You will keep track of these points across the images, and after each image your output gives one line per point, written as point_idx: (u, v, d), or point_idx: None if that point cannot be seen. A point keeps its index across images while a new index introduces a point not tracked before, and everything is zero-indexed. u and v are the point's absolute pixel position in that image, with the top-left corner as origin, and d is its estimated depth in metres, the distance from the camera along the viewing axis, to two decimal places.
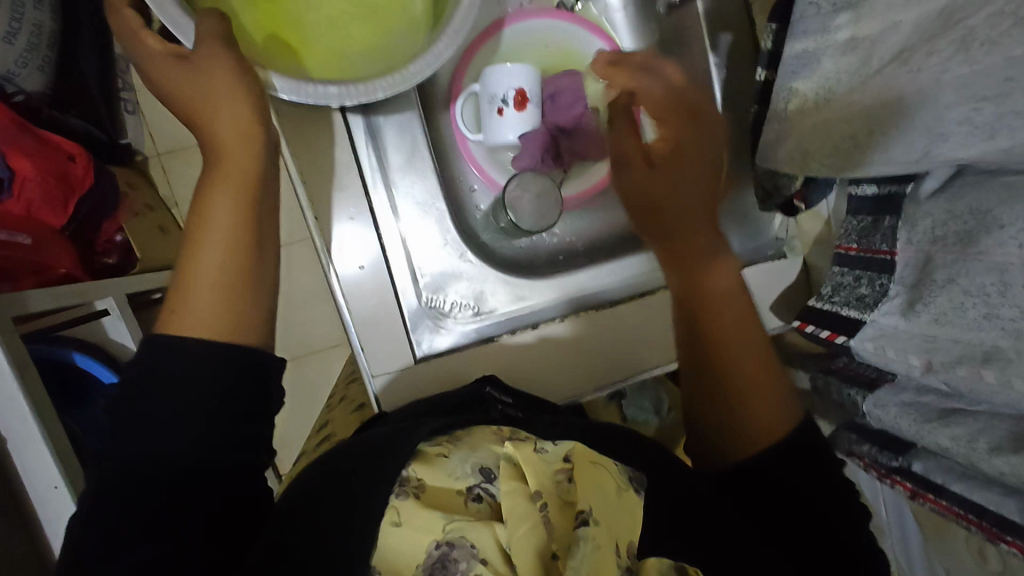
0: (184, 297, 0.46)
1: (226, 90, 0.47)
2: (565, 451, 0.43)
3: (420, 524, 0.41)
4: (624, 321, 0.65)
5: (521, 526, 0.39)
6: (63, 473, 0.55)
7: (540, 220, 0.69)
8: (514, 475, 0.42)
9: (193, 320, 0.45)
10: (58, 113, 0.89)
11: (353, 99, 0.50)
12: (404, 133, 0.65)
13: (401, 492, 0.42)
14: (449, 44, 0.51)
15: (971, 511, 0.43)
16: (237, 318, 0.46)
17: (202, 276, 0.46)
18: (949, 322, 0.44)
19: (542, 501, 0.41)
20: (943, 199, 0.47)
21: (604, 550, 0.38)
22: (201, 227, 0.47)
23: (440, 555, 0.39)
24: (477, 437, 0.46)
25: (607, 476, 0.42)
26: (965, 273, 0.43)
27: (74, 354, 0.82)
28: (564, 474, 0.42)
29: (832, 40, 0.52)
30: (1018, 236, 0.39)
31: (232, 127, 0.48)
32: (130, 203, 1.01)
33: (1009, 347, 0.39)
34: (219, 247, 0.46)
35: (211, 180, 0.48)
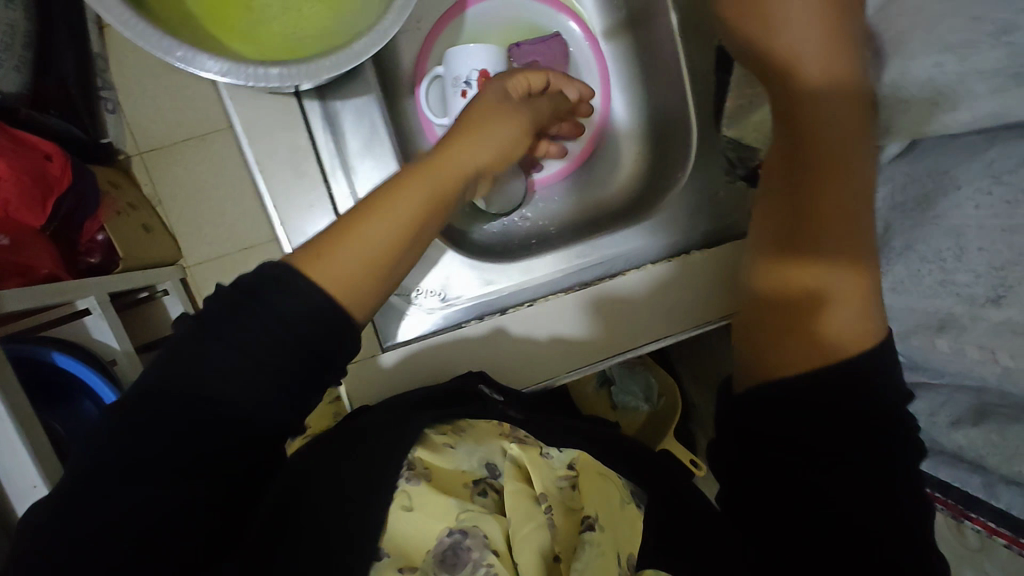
0: (337, 248, 0.42)
1: (507, 119, 0.54)
2: (570, 459, 0.51)
3: (433, 510, 0.43)
4: (593, 304, 0.63)
5: (528, 524, 0.44)
6: (43, 472, 0.52)
7: (510, 203, 0.71)
8: (519, 476, 0.48)
9: (332, 274, 0.41)
10: (36, 113, 0.87)
11: (296, 80, 0.47)
12: (362, 120, 0.62)
13: (412, 476, 0.45)
14: (394, 22, 0.48)
15: (937, 489, 0.45)
16: (364, 293, 0.43)
17: (359, 243, 0.42)
18: (904, 291, 0.46)
19: (547, 503, 0.46)
20: (906, 164, 0.48)
21: (607, 555, 0.44)
22: (392, 196, 0.44)
23: (451, 543, 0.42)
24: (481, 433, 0.51)
25: (611, 489, 0.50)
26: (920, 240, 0.44)
27: (53, 353, 0.79)
28: (567, 479, 0.49)
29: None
30: (973, 198, 0.41)
31: (486, 139, 0.52)
32: (111, 199, 0.98)
33: (963, 313, 0.42)
34: (396, 229, 0.44)
35: (427, 166, 0.47)
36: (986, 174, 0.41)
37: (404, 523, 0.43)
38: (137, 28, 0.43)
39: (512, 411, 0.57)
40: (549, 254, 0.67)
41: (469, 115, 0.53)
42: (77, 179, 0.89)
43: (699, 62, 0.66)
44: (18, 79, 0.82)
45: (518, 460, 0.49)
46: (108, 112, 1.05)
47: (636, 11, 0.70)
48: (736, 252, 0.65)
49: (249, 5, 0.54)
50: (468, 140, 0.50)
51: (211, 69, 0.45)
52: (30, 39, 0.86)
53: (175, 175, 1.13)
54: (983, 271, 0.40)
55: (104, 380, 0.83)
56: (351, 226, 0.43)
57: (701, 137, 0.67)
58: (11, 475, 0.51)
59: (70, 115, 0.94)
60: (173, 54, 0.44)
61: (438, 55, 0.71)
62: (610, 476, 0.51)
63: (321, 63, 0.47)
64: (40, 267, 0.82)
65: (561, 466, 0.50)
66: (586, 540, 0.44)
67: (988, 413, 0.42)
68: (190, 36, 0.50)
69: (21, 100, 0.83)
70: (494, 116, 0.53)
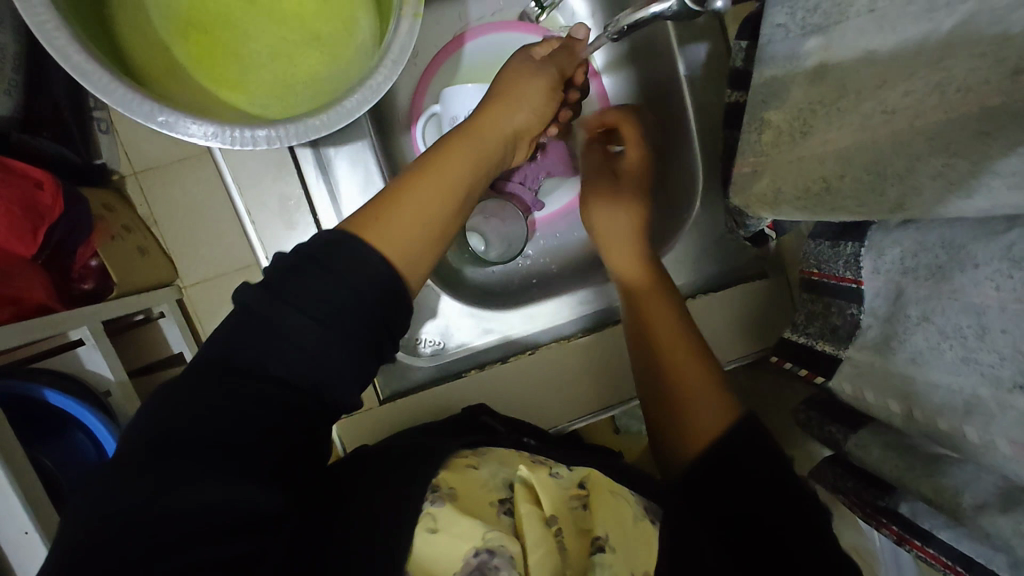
0: (393, 214, 0.41)
1: (541, 83, 0.54)
2: (580, 478, 0.46)
3: (457, 532, 0.39)
4: (593, 352, 0.64)
5: (542, 548, 0.39)
6: (36, 517, 0.50)
7: (509, 247, 0.70)
8: (532, 497, 0.43)
9: (395, 240, 0.40)
10: (28, 136, 0.75)
11: (284, 142, 0.45)
12: (357, 166, 0.61)
13: (436, 498, 0.41)
14: (387, 76, 0.46)
15: (960, 563, 0.41)
16: (421, 259, 0.42)
17: (415, 208, 0.42)
18: (925, 364, 0.40)
19: (559, 526, 0.41)
20: (913, 228, 0.42)
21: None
22: (435, 165, 0.45)
23: (478, 564, 0.37)
24: (504, 455, 0.49)
25: (623, 507, 0.44)
26: (938, 311, 0.39)
27: (46, 391, 0.68)
28: (579, 501, 0.44)
29: (799, 68, 0.37)
30: (992, 278, 0.35)
31: (522, 109, 0.52)
32: (104, 224, 0.83)
33: (989, 398, 0.35)
34: (446, 195, 0.44)
35: (464, 139, 0.48)
36: (1003, 255, 0.34)
37: (424, 548, 0.39)
38: (118, 94, 0.42)
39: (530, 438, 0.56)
40: (549, 300, 0.67)
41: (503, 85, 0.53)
42: (76, 206, 0.76)
43: (706, 101, 0.64)
44: (10, 102, 0.71)
45: (529, 481, 0.44)
46: (100, 134, 0.89)
47: (640, 45, 0.68)
48: (739, 295, 0.64)
49: (235, 48, 0.50)
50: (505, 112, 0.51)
51: (195, 134, 0.44)
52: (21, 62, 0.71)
53: (170, 197, 0.95)
54: (1007, 353, 0.34)
55: (104, 419, 0.72)
56: (405, 194, 0.43)
57: (706, 176, 0.65)
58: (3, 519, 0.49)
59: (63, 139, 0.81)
60: (156, 119, 0.43)
61: (436, 91, 0.70)
62: (622, 494, 0.45)
63: (310, 123, 0.46)
64: (31, 299, 0.71)
65: (572, 486, 0.45)
66: (596, 561, 0.40)
67: (1013, 498, 0.37)
68: (173, 91, 0.48)
69: (15, 124, 0.73)
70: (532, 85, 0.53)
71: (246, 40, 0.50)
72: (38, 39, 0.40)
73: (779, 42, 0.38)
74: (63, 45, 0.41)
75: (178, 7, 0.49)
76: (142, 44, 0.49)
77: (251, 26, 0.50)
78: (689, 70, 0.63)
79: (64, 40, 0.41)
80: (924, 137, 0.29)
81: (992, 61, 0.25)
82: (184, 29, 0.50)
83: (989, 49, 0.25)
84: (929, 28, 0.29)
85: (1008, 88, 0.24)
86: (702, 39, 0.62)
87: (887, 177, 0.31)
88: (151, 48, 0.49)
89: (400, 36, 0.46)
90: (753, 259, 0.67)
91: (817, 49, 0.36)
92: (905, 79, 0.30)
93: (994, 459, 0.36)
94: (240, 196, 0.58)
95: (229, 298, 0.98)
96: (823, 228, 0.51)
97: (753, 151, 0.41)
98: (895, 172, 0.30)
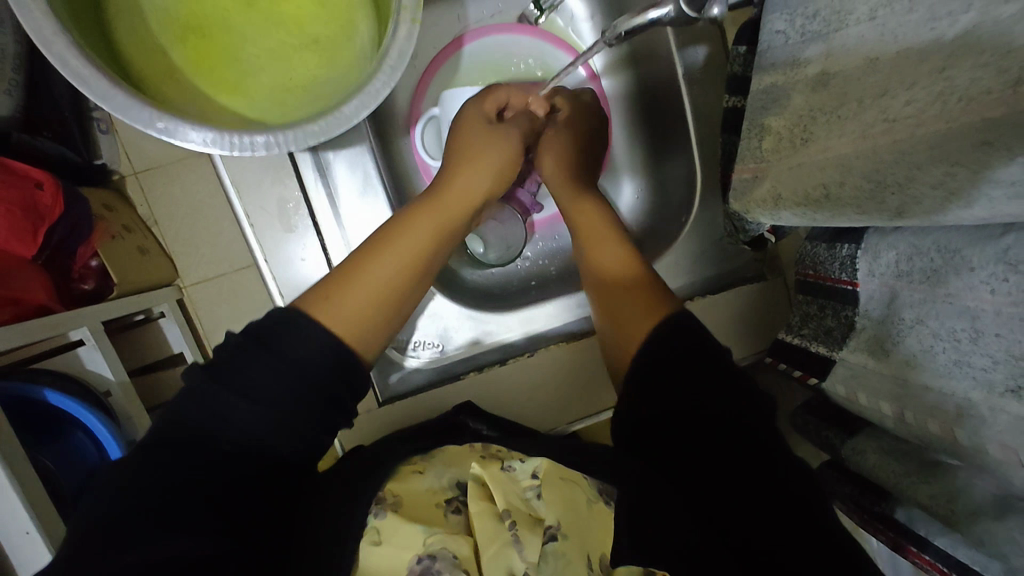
0: (343, 291, 0.47)
1: (501, 145, 0.60)
2: (533, 469, 0.43)
3: (401, 540, 0.40)
4: (590, 354, 0.64)
5: (492, 547, 0.39)
6: (35, 517, 0.50)
7: (509, 250, 0.71)
8: (483, 496, 0.42)
9: (339, 315, 0.46)
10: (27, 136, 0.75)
11: (284, 149, 0.45)
12: (356, 170, 0.61)
13: (380, 510, 0.41)
14: (386, 83, 0.46)
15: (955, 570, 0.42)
16: (368, 323, 0.48)
17: (361, 285, 0.48)
18: (919, 367, 0.40)
19: (510, 519, 0.39)
20: (908, 231, 0.41)
21: (574, 564, 0.39)
22: (392, 240, 0.51)
23: (421, 569, 0.38)
24: (452, 456, 0.48)
25: (574, 490, 0.43)
26: (933, 315, 0.39)
27: (46, 391, 0.68)
28: (532, 491, 0.42)
29: (801, 74, 0.37)
30: (987, 282, 0.35)
31: (483, 173, 0.59)
32: (105, 224, 0.83)
33: (981, 402, 0.35)
34: (394, 267, 0.50)
35: (424, 211, 0.54)
36: (999, 258, 0.34)
37: (374, 559, 0.39)
38: (117, 100, 0.42)
39: (490, 432, 0.56)
40: (550, 302, 0.66)
41: (465, 150, 0.59)
42: (75, 207, 0.76)
43: (705, 105, 0.63)
44: (10, 102, 0.70)
45: (481, 479, 0.42)
46: (100, 133, 0.87)
47: (639, 48, 0.68)
48: (736, 297, 0.65)
49: (234, 53, 0.50)
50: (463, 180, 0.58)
51: (194, 141, 0.44)
52: (22, 62, 0.71)
53: (170, 197, 0.95)
54: (1001, 357, 0.34)
55: (104, 420, 0.72)
56: (356, 269, 0.49)
57: (704, 178, 0.65)
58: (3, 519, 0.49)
59: (65, 141, 0.81)
60: (156, 125, 0.43)
61: (435, 93, 0.70)
62: (573, 480, 0.44)
63: (310, 129, 0.46)
64: (30, 299, 0.70)
65: (525, 478, 0.43)
66: (547, 552, 0.38)
67: (1010, 506, 0.37)
68: (173, 99, 0.48)
69: (16, 124, 0.73)
70: (492, 149, 0.59)
71: (244, 45, 0.50)
72: (38, 47, 0.40)
73: (780, 47, 0.39)
74: (63, 52, 0.41)
75: (176, 11, 0.49)
76: (140, 49, 0.49)
77: (250, 32, 0.50)
78: (689, 74, 0.63)
79: (64, 48, 0.41)
80: (924, 146, 0.29)
81: (995, 72, 0.25)
82: (183, 34, 0.50)
83: (992, 59, 0.25)
84: (931, 38, 0.29)
85: (1011, 98, 0.24)
86: (700, 42, 0.62)
87: (888, 186, 0.31)
88: (151, 52, 0.49)
89: (398, 41, 0.46)
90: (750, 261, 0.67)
91: (817, 57, 0.35)
92: (907, 87, 0.30)
93: (992, 467, 0.36)
94: (240, 199, 0.58)
95: (230, 300, 0.99)
96: (820, 231, 0.51)
97: (753, 156, 0.41)
98: (895, 180, 0.30)
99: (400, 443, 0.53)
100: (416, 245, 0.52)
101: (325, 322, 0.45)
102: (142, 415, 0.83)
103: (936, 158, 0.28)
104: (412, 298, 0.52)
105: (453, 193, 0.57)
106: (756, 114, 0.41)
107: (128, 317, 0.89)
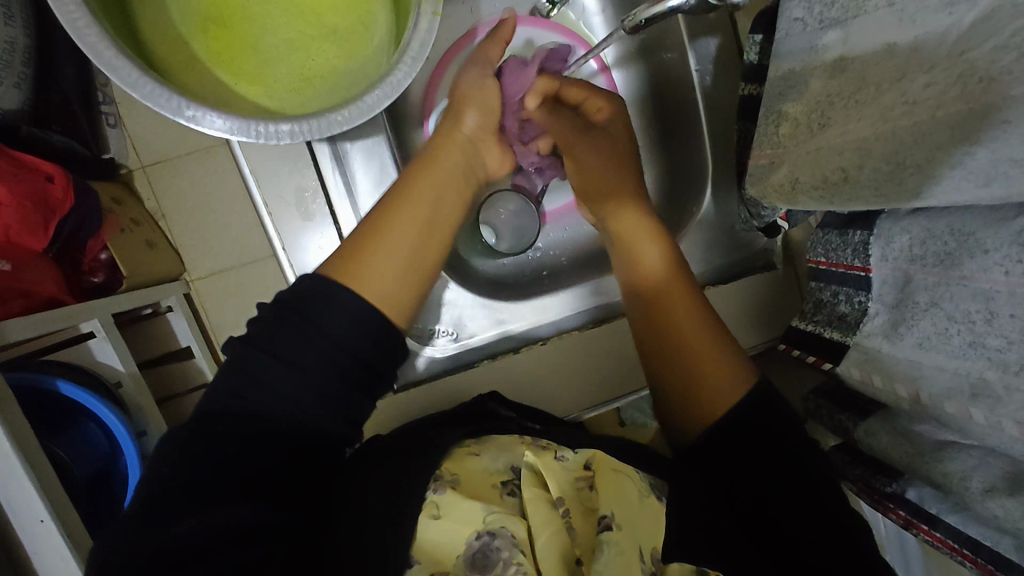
0: (367, 255, 0.46)
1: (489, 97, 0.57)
2: (585, 459, 0.48)
3: (459, 516, 0.43)
4: (602, 341, 0.65)
5: (548, 530, 0.42)
6: (51, 505, 0.49)
7: (522, 240, 0.71)
8: (537, 483, 0.45)
9: (368, 280, 0.45)
10: (39, 131, 0.75)
11: (307, 137, 0.46)
12: (372, 161, 0.61)
13: (438, 487, 0.44)
14: (408, 72, 0.47)
15: (966, 545, 0.43)
16: (400, 284, 0.47)
17: (385, 247, 0.47)
18: (932, 349, 0.41)
19: (564, 506, 0.44)
20: (922, 216, 0.42)
21: (627, 555, 0.40)
22: (400, 203, 0.49)
23: (481, 545, 0.41)
24: (505, 441, 0.51)
25: (627, 482, 0.46)
26: (947, 297, 0.40)
27: (59, 382, 0.68)
28: (584, 481, 0.46)
29: (819, 61, 0.38)
30: (1002, 263, 0.36)
31: (474, 127, 0.56)
32: (114, 217, 0.83)
33: (996, 381, 0.36)
34: (415, 220, 0.49)
35: (424, 168, 0.52)
36: (1014, 240, 0.35)
37: (432, 531, 0.42)
38: (146, 89, 0.43)
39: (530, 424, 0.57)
40: (561, 292, 0.68)
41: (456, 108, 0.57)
42: (85, 199, 0.77)
43: (716, 96, 0.64)
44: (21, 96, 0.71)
45: (534, 467, 0.46)
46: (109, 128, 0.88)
47: (651, 39, 0.68)
48: (747, 286, 0.65)
49: (255, 46, 0.51)
50: (456, 135, 0.55)
51: (220, 129, 0.44)
52: (32, 55, 0.71)
53: (179, 190, 0.95)
54: (1014, 337, 0.35)
55: (118, 414, 0.72)
56: (381, 226, 0.48)
57: (716, 167, 0.66)
58: (20, 508, 0.48)
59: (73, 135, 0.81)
60: (183, 113, 0.44)
61: (447, 85, 0.70)
62: (626, 471, 0.47)
63: (333, 117, 0.46)
64: (42, 292, 0.71)
65: (576, 467, 0.47)
66: (603, 539, 0.41)
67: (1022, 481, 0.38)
68: (195, 87, 0.49)
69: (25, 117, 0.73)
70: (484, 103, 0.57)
71: (265, 36, 0.51)
72: (70, 35, 0.41)
73: (797, 35, 0.39)
74: (94, 40, 0.42)
75: (197, 2, 0.50)
76: (162, 38, 0.49)
77: (271, 23, 0.51)
78: (700, 65, 0.64)
79: (95, 36, 0.42)
80: (943, 128, 0.29)
81: (1015, 53, 0.26)
82: (203, 24, 0.50)
83: (1010, 41, 0.26)
84: (949, 22, 0.29)
85: None
86: (712, 33, 0.63)
87: (907, 168, 0.32)
88: (172, 43, 0.49)
89: (419, 31, 0.46)
90: (761, 251, 0.68)
91: (835, 44, 0.36)
92: (927, 70, 0.30)
93: (1006, 445, 0.36)
94: (258, 187, 0.59)
95: (240, 291, 0.98)
96: (832, 218, 0.52)
97: (770, 142, 0.42)
98: (915, 161, 0.31)
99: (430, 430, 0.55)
100: (433, 194, 0.50)
101: (354, 287, 0.44)
102: (155, 408, 0.83)
103: (956, 139, 0.29)
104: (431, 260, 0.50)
105: (456, 143, 0.54)
106: (773, 102, 0.42)
107: (139, 309, 0.89)
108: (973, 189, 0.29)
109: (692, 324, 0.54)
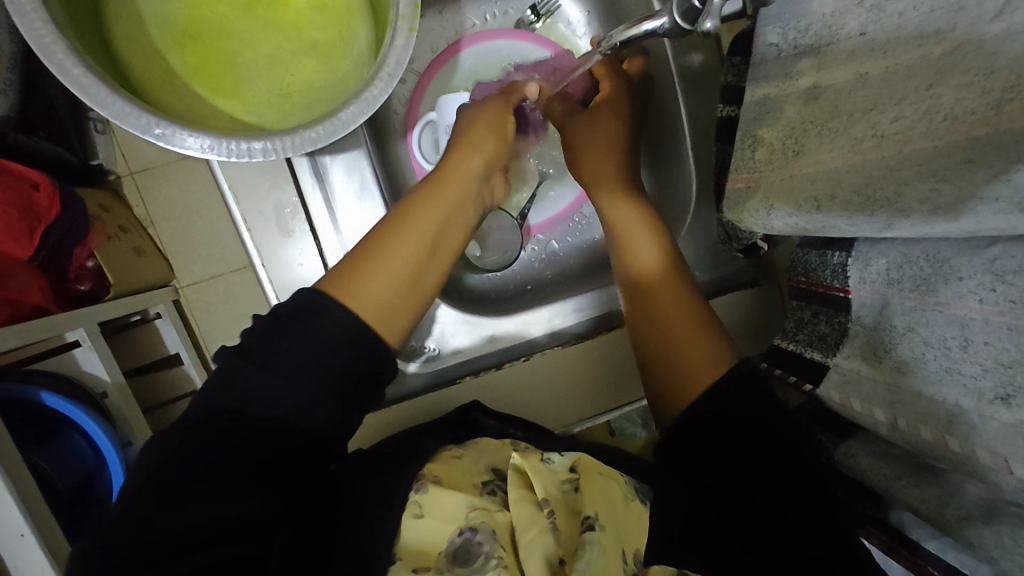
0: (364, 270, 0.45)
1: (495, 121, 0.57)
2: (572, 461, 0.50)
3: (443, 515, 0.45)
4: (584, 357, 0.65)
5: (532, 530, 0.43)
6: (32, 520, 0.48)
7: (505, 255, 0.72)
8: (522, 483, 0.48)
9: (362, 295, 0.43)
10: (24, 135, 0.72)
11: (279, 155, 0.46)
12: (353, 174, 0.61)
13: (421, 485, 0.46)
14: (384, 89, 0.47)
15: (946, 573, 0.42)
16: (400, 298, 0.45)
17: (384, 262, 0.45)
18: (911, 374, 0.41)
19: (549, 508, 0.45)
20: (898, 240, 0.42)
21: (610, 553, 0.42)
22: (399, 226, 0.47)
23: (462, 540, 0.43)
24: (488, 443, 0.54)
25: (612, 486, 0.49)
26: (923, 322, 0.40)
27: (44, 393, 0.66)
28: (570, 483, 0.48)
29: (793, 88, 0.39)
30: (976, 291, 0.36)
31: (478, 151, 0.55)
32: (102, 225, 0.82)
33: (971, 409, 0.36)
34: (424, 235, 0.48)
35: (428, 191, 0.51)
36: (987, 268, 0.35)
37: (415, 530, 0.44)
38: (115, 107, 0.42)
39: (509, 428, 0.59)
40: (546, 306, 0.67)
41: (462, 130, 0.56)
42: (73, 206, 0.75)
43: (701, 114, 0.64)
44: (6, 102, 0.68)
45: (521, 466, 0.48)
46: (97, 134, 0.86)
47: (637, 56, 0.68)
48: (732, 302, 0.65)
49: (234, 60, 0.50)
50: (460, 162, 0.53)
51: (191, 147, 0.44)
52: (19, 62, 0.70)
53: (166, 197, 0.94)
54: (990, 365, 0.35)
55: (102, 423, 0.70)
56: (378, 244, 0.46)
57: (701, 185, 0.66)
58: None
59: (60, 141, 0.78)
60: (153, 131, 0.43)
61: (432, 99, 0.70)
62: (610, 475, 0.50)
63: (307, 134, 0.46)
64: (28, 300, 0.69)
65: (563, 470, 0.49)
66: (587, 538, 0.42)
67: (998, 511, 0.37)
68: (170, 103, 0.48)
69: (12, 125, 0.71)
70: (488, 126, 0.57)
71: (242, 51, 0.50)
72: (36, 53, 0.40)
73: (772, 62, 0.41)
74: (62, 59, 0.41)
75: (174, 17, 0.50)
76: (138, 52, 0.49)
77: (249, 36, 0.51)
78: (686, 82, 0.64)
79: (62, 55, 0.41)
80: (913, 164, 0.29)
81: None
82: (181, 40, 0.50)
83: (976, 80, 0.27)
84: (918, 54, 0.31)
85: (995, 119, 0.26)
86: (698, 49, 0.63)
87: (876, 200, 0.31)
88: (150, 58, 0.49)
89: (395, 47, 0.46)
90: (745, 268, 0.68)
91: (808, 71, 0.37)
92: (897, 103, 0.31)
93: (983, 474, 0.36)
94: (241, 200, 0.58)
95: (226, 300, 0.98)
96: (812, 238, 0.52)
97: (747, 167, 0.42)
98: (884, 195, 0.31)
99: (419, 436, 0.56)
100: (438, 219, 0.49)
101: (349, 303, 0.43)
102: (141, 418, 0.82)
103: (921, 174, 0.29)
104: (428, 281, 0.48)
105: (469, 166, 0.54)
106: (749, 126, 0.43)
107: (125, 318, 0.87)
108: (939, 223, 0.29)
109: (683, 328, 0.52)
